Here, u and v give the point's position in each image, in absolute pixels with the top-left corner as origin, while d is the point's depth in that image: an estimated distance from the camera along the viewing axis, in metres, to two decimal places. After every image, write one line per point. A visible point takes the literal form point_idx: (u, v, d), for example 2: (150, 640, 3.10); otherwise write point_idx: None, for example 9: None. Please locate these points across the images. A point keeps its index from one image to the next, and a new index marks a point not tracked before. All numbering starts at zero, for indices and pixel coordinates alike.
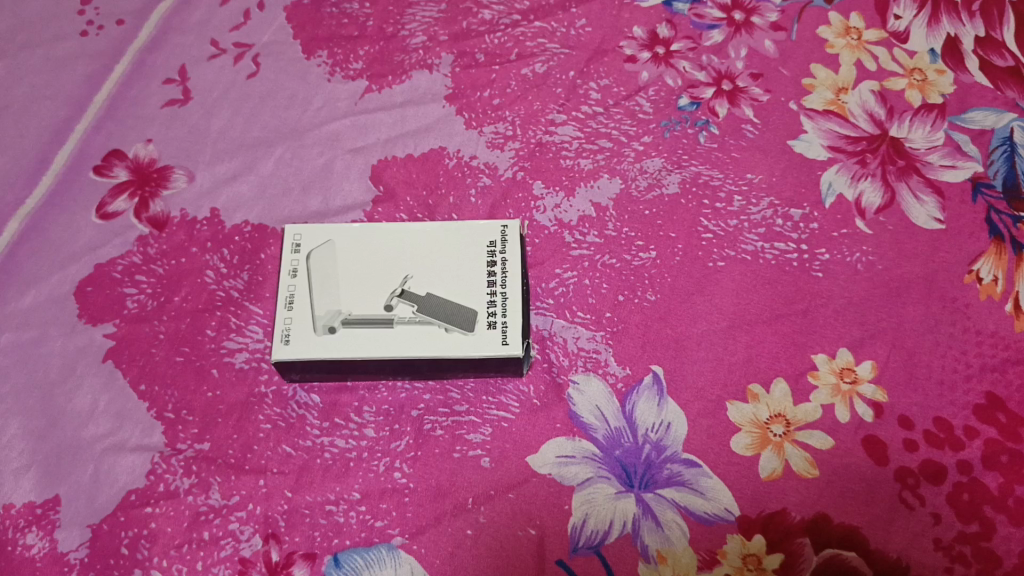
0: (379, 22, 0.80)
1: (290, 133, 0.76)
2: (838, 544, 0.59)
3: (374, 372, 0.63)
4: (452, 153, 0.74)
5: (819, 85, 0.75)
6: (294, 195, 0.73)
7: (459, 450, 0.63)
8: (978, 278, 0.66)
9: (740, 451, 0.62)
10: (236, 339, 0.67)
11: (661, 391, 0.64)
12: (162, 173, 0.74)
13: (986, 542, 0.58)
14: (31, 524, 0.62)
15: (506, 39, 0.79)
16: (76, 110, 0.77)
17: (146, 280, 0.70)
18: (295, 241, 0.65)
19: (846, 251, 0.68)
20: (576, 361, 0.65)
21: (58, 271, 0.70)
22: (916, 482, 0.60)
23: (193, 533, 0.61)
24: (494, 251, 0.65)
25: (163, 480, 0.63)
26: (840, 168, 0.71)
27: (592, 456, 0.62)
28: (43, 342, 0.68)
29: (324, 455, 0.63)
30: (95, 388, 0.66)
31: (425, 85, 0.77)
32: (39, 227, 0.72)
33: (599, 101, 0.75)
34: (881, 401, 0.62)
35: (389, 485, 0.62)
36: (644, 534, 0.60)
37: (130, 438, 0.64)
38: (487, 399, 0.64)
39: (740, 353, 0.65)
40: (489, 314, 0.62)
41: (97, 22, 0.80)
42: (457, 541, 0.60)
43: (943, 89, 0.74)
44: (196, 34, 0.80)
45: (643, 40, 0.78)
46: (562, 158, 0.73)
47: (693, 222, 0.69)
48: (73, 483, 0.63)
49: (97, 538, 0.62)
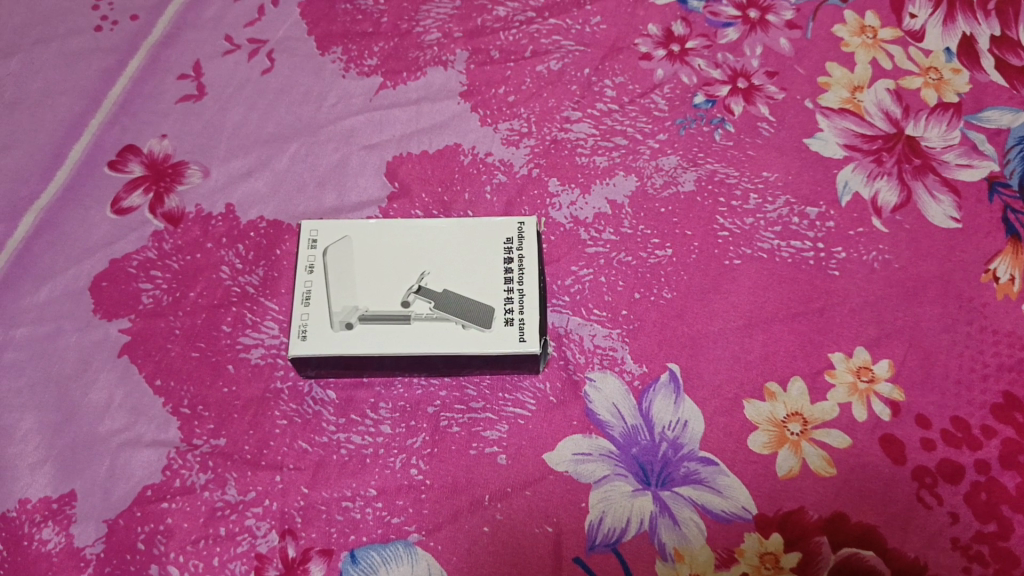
0: (393, 19, 0.80)
1: (305, 129, 0.76)
2: (855, 543, 0.59)
3: (391, 368, 0.63)
4: (467, 150, 0.74)
5: (834, 83, 0.75)
6: (309, 191, 0.73)
7: (475, 447, 0.63)
8: (995, 277, 0.66)
9: (757, 449, 0.62)
10: (251, 335, 0.67)
11: (677, 389, 0.64)
12: (177, 168, 0.74)
13: (1004, 541, 0.58)
14: (47, 519, 0.62)
15: (521, 36, 0.79)
16: (91, 105, 0.77)
17: (161, 275, 0.70)
18: (311, 237, 0.65)
19: (862, 250, 0.68)
20: (592, 358, 0.65)
21: (73, 266, 0.70)
22: (933, 482, 0.60)
23: (209, 528, 0.61)
24: (510, 247, 0.65)
25: (179, 475, 0.63)
26: (856, 167, 0.71)
27: (608, 453, 0.62)
28: (59, 337, 0.68)
29: (341, 451, 0.63)
30: (110, 383, 0.66)
31: (440, 81, 0.77)
32: (54, 222, 0.72)
33: (614, 98, 0.75)
34: (898, 400, 0.62)
35: (405, 482, 0.62)
36: (662, 532, 0.60)
37: (146, 433, 0.64)
38: (504, 396, 0.64)
39: (756, 351, 0.65)
40: (506, 311, 0.62)
41: (111, 17, 0.80)
42: (474, 538, 0.60)
43: (958, 88, 0.74)
44: (211, 30, 0.80)
45: (658, 38, 0.78)
46: (577, 156, 0.73)
47: (709, 221, 0.69)
48: (89, 478, 0.63)
49: (114, 533, 0.62)
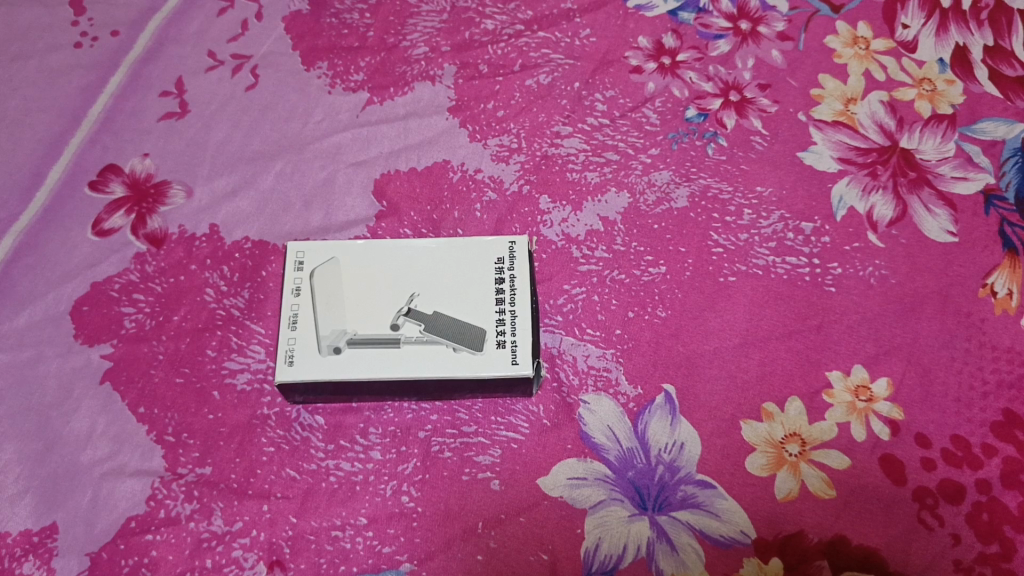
0: (379, 33, 0.79)
1: (290, 147, 0.74)
2: (857, 566, 0.58)
3: (381, 392, 0.62)
4: (456, 166, 0.72)
5: (828, 95, 0.74)
6: (295, 210, 0.72)
7: (469, 472, 0.61)
8: (992, 292, 0.66)
9: (755, 472, 0.60)
10: (237, 359, 0.66)
11: (673, 411, 0.62)
12: (160, 188, 0.73)
13: (1007, 562, 0.57)
14: (27, 552, 0.60)
15: (509, 49, 0.78)
16: (72, 124, 0.75)
17: (144, 299, 0.68)
18: (297, 259, 0.64)
19: (859, 265, 0.67)
20: (586, 380, 0.64)
21: (54, 289, 0.68)
22: (934, 503, 0.59)
23: (195, 561, 0.59)
24: (502, 267, 0.64)
25: (164, 506, 0.61)
26: (851, 180, 0.70)
27: (605, 477, 0.61)
28: (39, 364, 0.66)
29: (330, 478, 0.62)
30: (93, 411, 0.64)
31: (428, 96, 0.76)
32: (34, 244, 0.70)
33: (605, 112, 0.74)
34: (897, 418, 0.62)
35: (397, 509, 0.60)
36: (659, 558, 0.58)
37: (130, 462, 0.63)
38: (496, 419, 0.63)
39: (752, 371, 0.64)
40: (499, 333, 0.61)
41: (91, 33, 0.78)
42: (467, 566, 0.59)
43: (952, 99, 0.73)
44: (194, 45, 0.79)
45: (649, 50, 0.77)
46: (568, 172, 0.72)
47: (703, 237, 0.68)
48: (70, 510, 0.61)
49: (96, 567, 0.59)
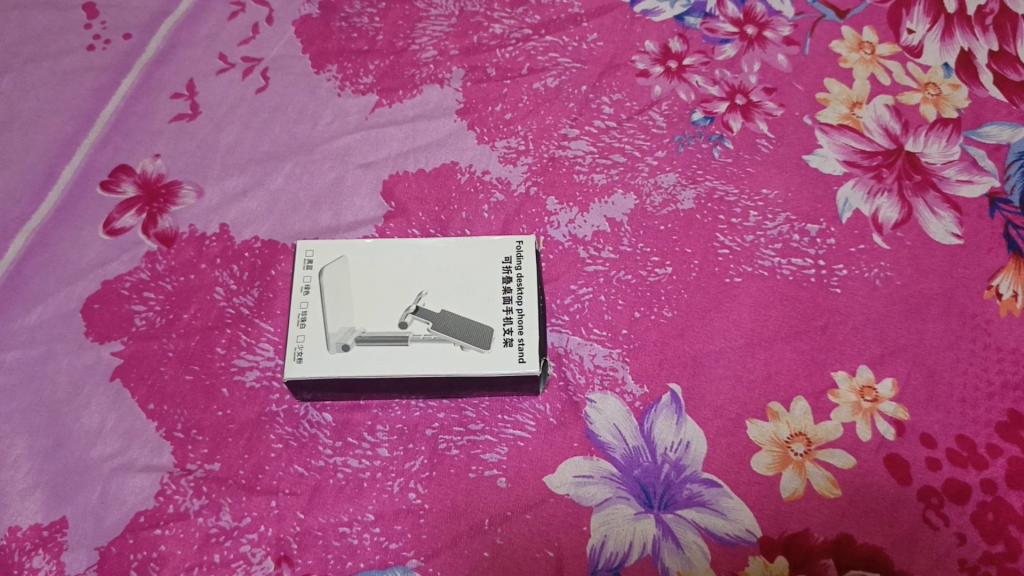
0: (389, 36, 0.80)
1: (300, 148, 0.75)
2: (862, 565, 0.58)
3: (388, 390, 0.62)
4: (464, 168, 0.73)
5: (833, 99, 0.75)
6: (305, 210, 0.72)
7: (474, 470, 0.62)
8: (997, 294, 0.66)
9: (762, 470, 0.61)
10: (246, 356, 0.66)
11: (679, 410, 0.63)
12: (170, 189, 0.74)
13: (1012, 561, 0.57)
14: (37, 547, 0.60)
15: (518, 53, 0.79)
16: (84, 125, 0.76)
17: (154, 297, 0.69)
18: (306, 257, 0.64)
19: (863, 267, 0.67)
20: (592, 378, 0.64)
21: (65, 287, 0.69)
22: (939, 502, 0.59)
23: (203, 556, 0.60)
24: (509, 266, 0.64)
25: (173, 501, 0.62)
26: (856, 183, 0.70)
27: (611, 475, 0.61)
28: (50, 360, 0.66)
29: (337, 475, 0.62)
30: (103, 407, 0.65)
31: (436, 99, 0.77)
32: (46, 243, 0.71)
33: (612, 115, 0.75)
34: (902, 419, 0.62)
35: (403, 506, 0.61)
36: (665, 556, 0.59)
37: (139, 457, 0.63)
38: (503, 417, 0.63)
39: (758, 370, 0.64)
40: (506, 331, 0.61)
41: (104, 36, 0.79)
42: (473, 562, 0.59)
43: (957, 103, 0.74)
44: (205, 48, 0.80)
45: (655, 54, 0.78)
46: (575, 173, 0.72)
47: (709, 239, 0.69)
48: (80, 505, 0.61)
49: (106, 560, 0.60)
